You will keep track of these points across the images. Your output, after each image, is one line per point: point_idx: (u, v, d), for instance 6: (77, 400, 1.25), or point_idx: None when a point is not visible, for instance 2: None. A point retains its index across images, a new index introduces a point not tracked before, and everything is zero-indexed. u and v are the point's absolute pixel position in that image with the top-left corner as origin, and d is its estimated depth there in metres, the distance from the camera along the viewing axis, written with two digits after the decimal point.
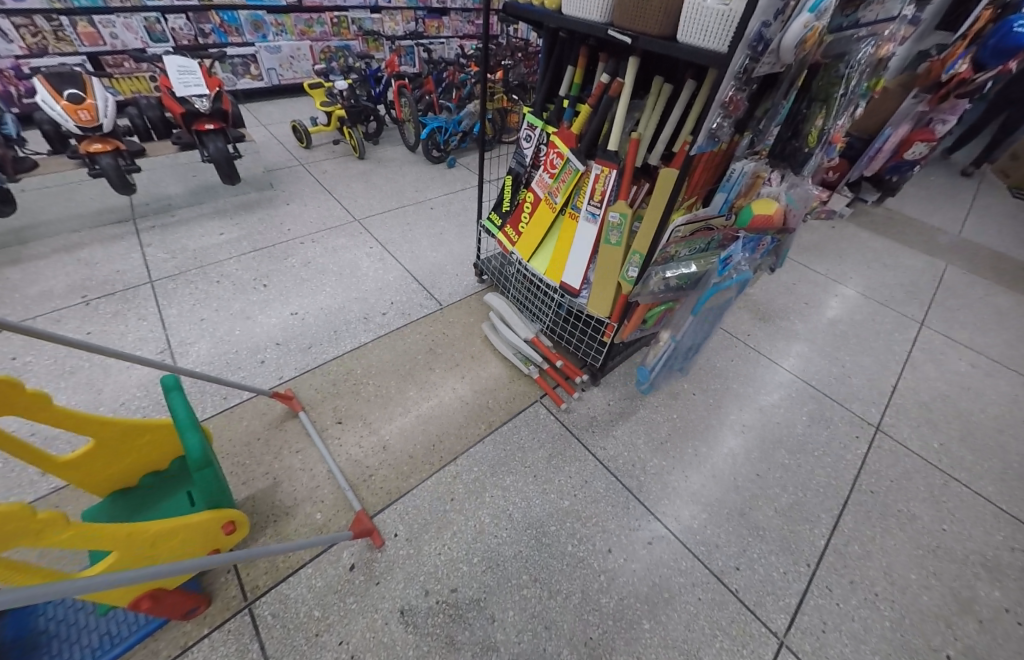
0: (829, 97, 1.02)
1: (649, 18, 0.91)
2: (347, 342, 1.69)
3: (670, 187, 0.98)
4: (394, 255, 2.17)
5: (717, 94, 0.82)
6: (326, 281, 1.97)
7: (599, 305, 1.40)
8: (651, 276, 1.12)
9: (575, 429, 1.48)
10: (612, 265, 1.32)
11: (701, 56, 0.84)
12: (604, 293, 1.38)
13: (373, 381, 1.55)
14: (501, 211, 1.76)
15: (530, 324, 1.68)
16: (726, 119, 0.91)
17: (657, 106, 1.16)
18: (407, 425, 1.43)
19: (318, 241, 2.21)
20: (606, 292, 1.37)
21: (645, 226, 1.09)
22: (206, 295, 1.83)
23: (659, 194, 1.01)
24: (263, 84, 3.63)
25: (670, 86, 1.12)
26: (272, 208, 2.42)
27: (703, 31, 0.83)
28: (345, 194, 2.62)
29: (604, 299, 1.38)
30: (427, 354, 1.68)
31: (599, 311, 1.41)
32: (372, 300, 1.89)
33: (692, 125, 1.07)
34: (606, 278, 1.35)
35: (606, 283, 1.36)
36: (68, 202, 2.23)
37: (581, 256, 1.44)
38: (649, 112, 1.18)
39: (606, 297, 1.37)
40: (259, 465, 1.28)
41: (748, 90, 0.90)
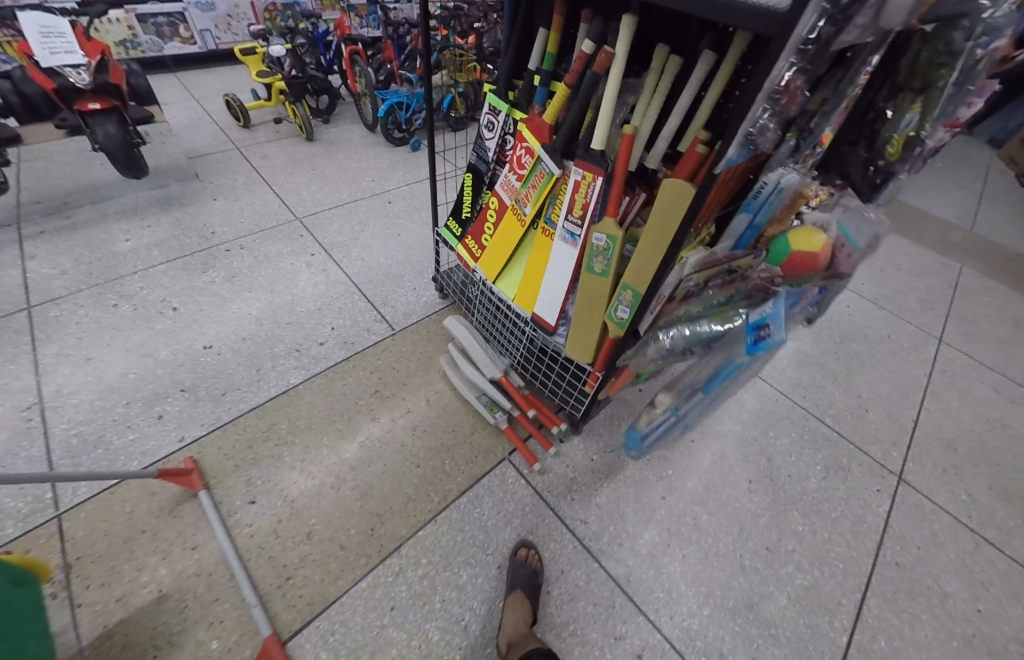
0: (929, 84, 0.71)
1: None
2: (272, 385, 1.37)
3: (676, 203, 0.72)
4: (339, 262, 1.80)
5: (769, 77, 0.51)
6: (253, 301, 1.62)
7: (582, 350, 1.09)
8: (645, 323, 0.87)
9: (550, 497, 1.20)
10: (598, 302, 1.01)
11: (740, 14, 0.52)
12: (587, 335, 1.07)
13: (302, 441, 1.25)
14: (461, 218, 1.39)
15: (497, 359, 1.36)
16: (774, 116, 0.60)
17: (661, 88, 0.82)
18: (338, 502, 1.15)
19: (248, 247, 1.83)
20: (589, 334, 1.06)
21: (643, 257, 0.83)
22: (97, 325, 1.49)
23: (669, 218, 0.74)
24: (197, 49, 3.11)
25: (679, 58, 0.79)
26: (195, 205, 2.02)
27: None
28: (287, 183, 2.22)
29: (587, 344, 1.07)
30: (369, 398, 1.37)
31: (580, 355, 1.11)
32: (307, 326, 1.55)
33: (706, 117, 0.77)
34: (593, 319, 1.04)
35: (589, 323, 1.05)
36: None
37: (560, 287, 1.11)
38: (647, 98, 0.84)
39: (590, 341, 1.07)
40: (141, 572, 1.01)
41: (812, 70, 0.59)
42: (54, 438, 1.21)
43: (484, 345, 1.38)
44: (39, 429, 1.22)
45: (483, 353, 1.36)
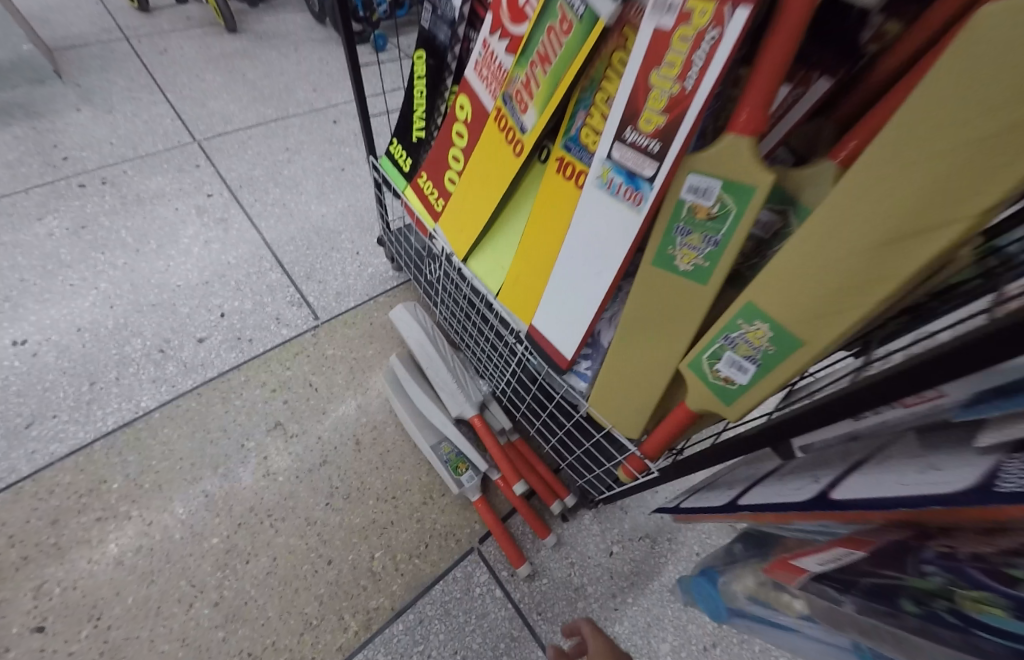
0: None
1: None
2: (107, 414, 0.87)
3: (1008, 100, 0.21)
4: (247, 208, 1.22)
5: None
6: (105, 268, 1.07)
7: (621, 416, 0.56)
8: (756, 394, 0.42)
9: (542, 625, 0.73)
10: (673, 334, 0.47)
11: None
12: (634, 391, 0.53)
13: (142, 515, 0.77)
14: (409, 141, 0.76)
15: (467, 387, 0.83)
16: None
17: None
18: (182, 633, 0.69)
19: (115, 181, 1.25)
20: (642, 391, 0.52)
21: (801, 263, 0.34)
22: None
23: (979, 160, 0.23)
24: None
25: None
26: (48, 117, 1.40)
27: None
28: (190, 90, 1.57)
29: (634, 407, 0.54)
30: (263, 438, 0.86)
31: (614, 422, 0.57)
32: (181, 311, 1.01)
33: None
34: (653, 365, 0.50)
35: (644, 370, 0.51)
36: None
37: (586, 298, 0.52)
38: None
39: (643, 405, 0.53)
40: None
41: None
42: None
43: (450, 360, 0.85)
44: None
45: (446, 375, 0.83)
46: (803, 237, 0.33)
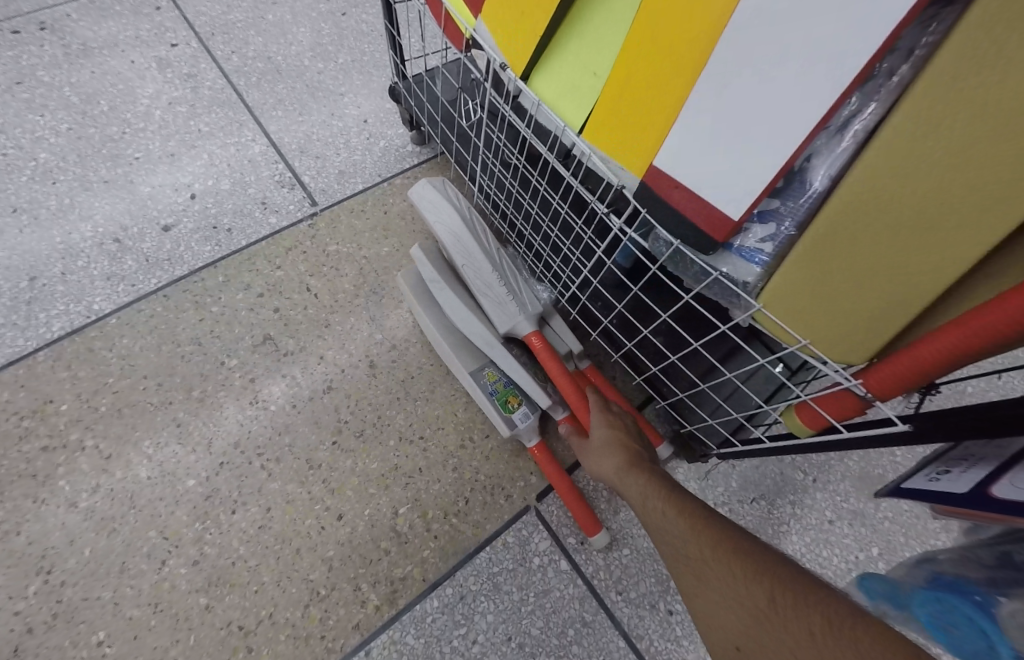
0: None
1: None
2: (52, 318, 0.66)
3: None
4: (220, 62, 0.92)
5: None
6: (45, 135, 0.82)
7: (838, 321, 0.32)
8: None
9: (623, 610, 0.55)
10: None
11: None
12: (891, 271, 0.28)
13: (98, 447, 0.59)
14: None
15: (522, 295, 0.58)
16: None
17: None
18: (154, 596, 0.53)
19: (53, 26, 0.96)
20: (909, 269, 0.27)
21: None
22: None
23: None
24: None
25: None
26: None
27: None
28: None
29: (878, 301, 0.29)
30: (250, 356, 0.65)
31: (816, 330, 0.33)
32: (141, 191, 0.77)
33: None
34: (970, 214, 0.23)
35: (933, 227, 0.25)
36: None
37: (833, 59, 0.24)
38: None
39: (903, 296, 0.28)
40: None
41: None
42: None
43: (497, 257, 0.59)
44: None
45: (492, 278, 0.58)
46: None
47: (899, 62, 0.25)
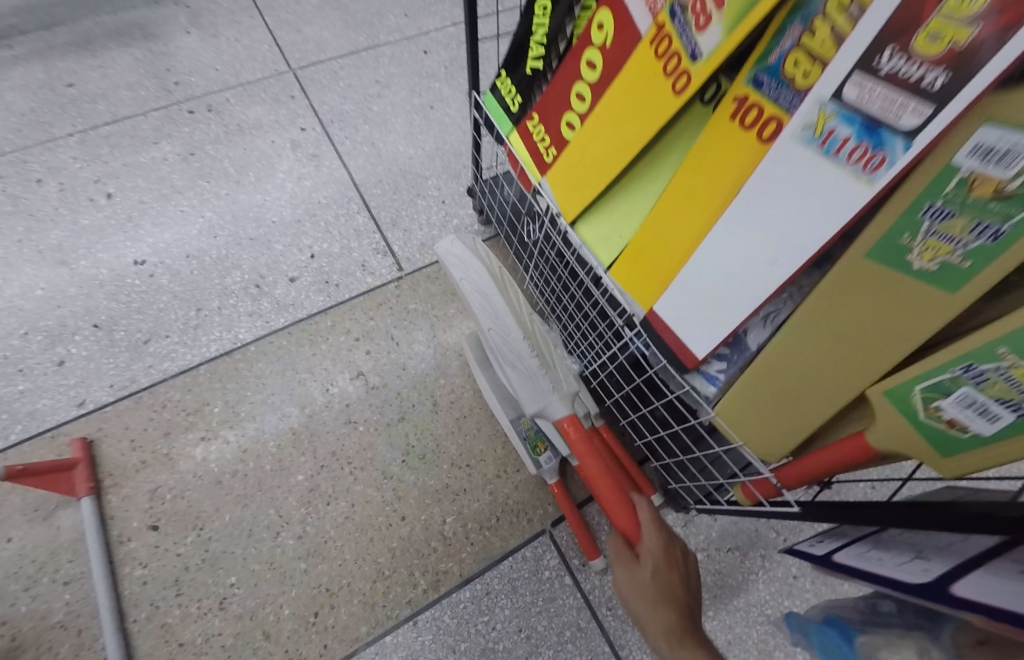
0: None
1: None
2: (210, 341, 0.91)
3: None
4: (337, 145, 1.18)
5: None
6: (210, 197, 1.10)
7: (759, 431, 0.48)
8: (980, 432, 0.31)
9: (612, 621, 0.70)
10: (868, 344, 0.36)
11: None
12: (789, 408, 0.44)
13: (237, 441, 0.82)
14: (519, 71, 0.64)
15: (560, 384, 0.69)
16: None
17: None
18: (269, 557, 0.73)
19: (218, 108, 1.27)
20: (800, 403, 0.43)
21: None
22: (17, 208, 1.11)
23: None
24: None
25: None
26: (162, 39, 1.44)
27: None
28: (287, 14, 1.51)
29: (780, 421, 0.46)
30: (345, 385, 0.87)
31: (748, 436, 0.49)
32: (276, 248, 1.02)
33: None
34: (822, 377, 0.40)
35: (808, 380, 0.41)
36: None
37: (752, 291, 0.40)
38: None
39: (800, 424, 0.44)
40: None
41: None
42: None
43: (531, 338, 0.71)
44: None
45: (527, 364, 0.70)
46: None
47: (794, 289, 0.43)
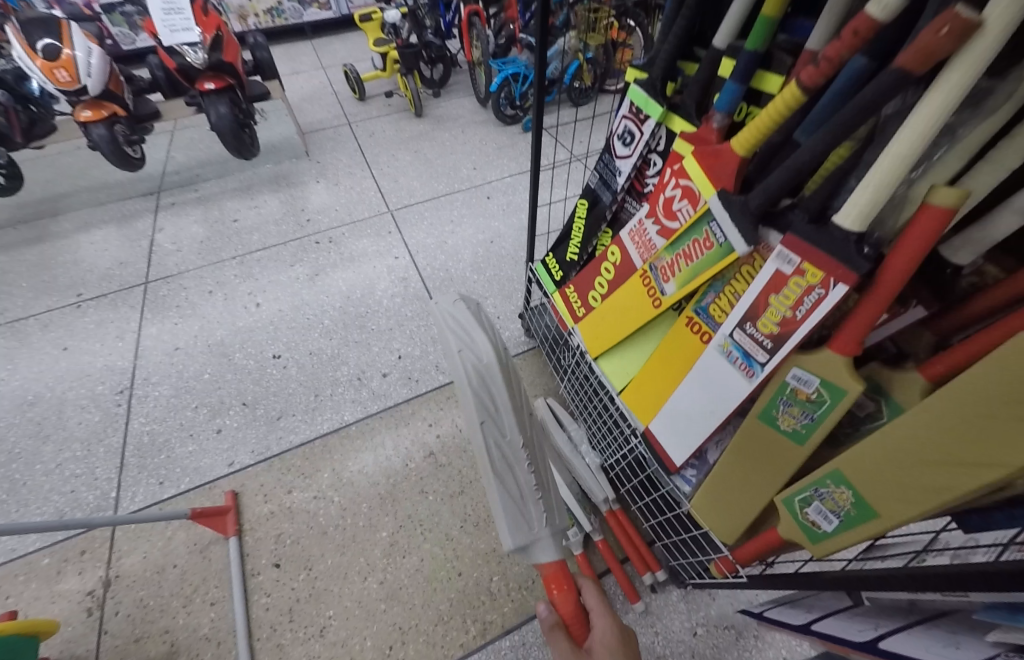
0: None
1: None
2: (324, 420, 1.24)
3: (978, 415, 0.38)
4: (421, 271, 1.58)
5: None
6: (328, 309, 1.50)
7: (717, 524, 0.68)
8: (829, 530, 0.52)
9: None
10: (768, 470, 0.59)
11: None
12: (733, 510, 0.65)
13: (340, 501, 1.09)
14: (563, 256, 0.97)
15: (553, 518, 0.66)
16: None
17: (970, 139, 0.37)
18: (358, 597, 0.96)
19: (336, 241, 1.73)
20: (738, 506, 0.64)
21: (869, 461, 0.47)
22: (195, 311, 1.54)
23: (972, 447, 0.38)
24: (332, 15, 3.18)
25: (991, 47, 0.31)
26: (299, 187, 1.99)
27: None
28: (388, 169, 2.04)
29: (728, 517, 0.66)
30: (420, 462, 1.14)
31: (711, 527, 0.70)
32: (374, 349, 1.38)
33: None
34: (748, 490, 0.62)
35: (741, 491, 0.63)
36: (111, 175, 2.13)
37: (700, 429, 0.65)
38: (957, 151, 0.38)
39: (739, 520, 0.65)
40: (162, 615, 0.98)
41: None
42: (131, 430, 1.27)
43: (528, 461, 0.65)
44: (121, 417, 1.30)
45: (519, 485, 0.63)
46: (871, 449, 0.46)
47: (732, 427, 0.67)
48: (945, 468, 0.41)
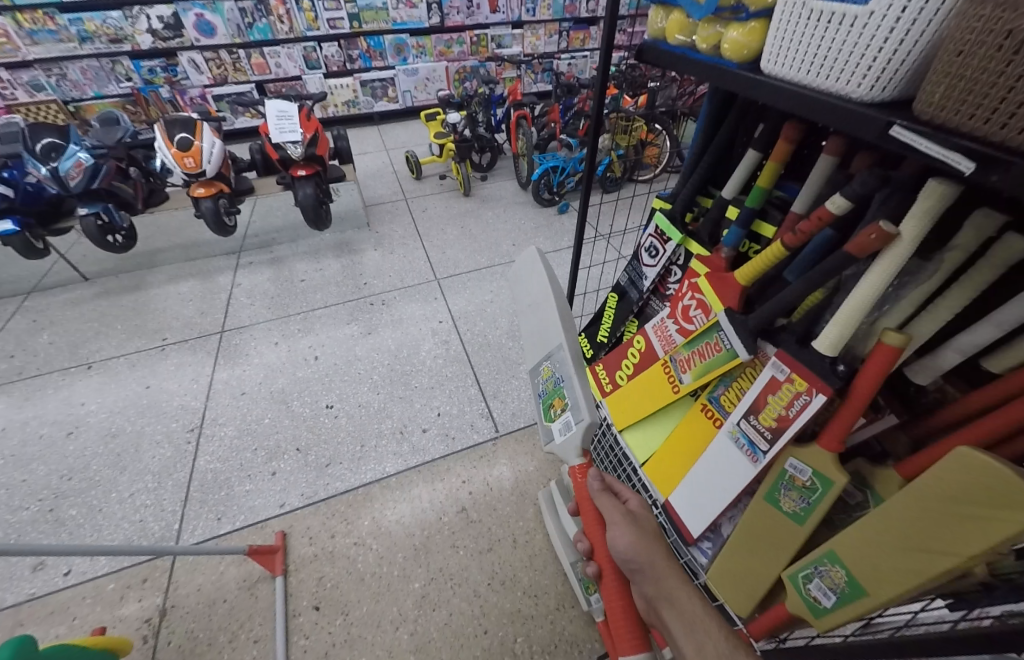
0: None
1: (975, 102, 0.34)
2: (368, 470, 1.36)
3: (935, 512, 0.48)
4: (462, 335, 1.76)
5: None
6: (378, 365, 1.67)
7: (730, 595, 0.75)
8: (828, 606, 0.59)
9: None
10: (775, 547, 0.67)
11: (958, 34, 0.33)
12: (745, 583, 0.72)
13: (378, 549, 1.18)
14: (594, 337, 1.12)
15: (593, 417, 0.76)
16: None
17: (917, 294, 0.52)
18: (388, 646, 1.02)
19: (388, 303, 1.94)
20: (749, 580, 0.71)
21: (857, 544, 0.55)
22: (261, 360, 1.74)
23: (934, 538, 0.48)
24: (398, 107, 3.72)
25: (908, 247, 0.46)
26: (359, 253, 2.26)
27: (826, 64, 0.44)
28: (437, 241, 2.31)
29: (740, 590, 0.73)
30: (453, 516, 1.23)
31: (725, 598, 0.76)
32: (416, 405, 1.52)
33: (959, 305, 0.49)
34: (758, 564, 0.70)
35: (752, 565, 0.70)
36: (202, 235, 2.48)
37: (713, 505, 0.74)
38: (906, 302, 0.53)
39: (751, 593, 0.72)
40: (208, 647, 1.06)
41: None
42: (197, 467, 1.42)
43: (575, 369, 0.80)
44: (190, 454, 1.46)
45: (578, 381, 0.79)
46: (859, 534, 0.55)
47: (742, 505, 0.76)
48: (915, 554, 0.50)
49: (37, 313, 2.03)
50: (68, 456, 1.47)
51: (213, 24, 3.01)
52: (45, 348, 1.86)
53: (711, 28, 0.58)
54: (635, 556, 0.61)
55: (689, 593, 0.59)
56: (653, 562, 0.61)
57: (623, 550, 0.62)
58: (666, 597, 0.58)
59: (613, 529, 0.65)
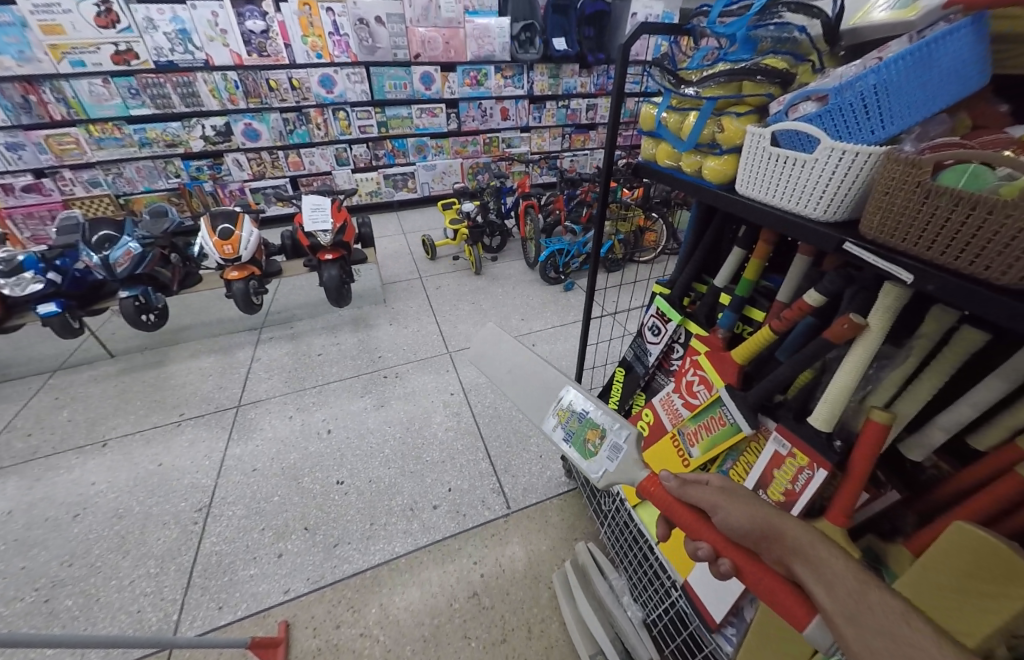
0: None
1: (906, 226, 0.46)
2: (377, 551, 1.32)
3: (936, 594, 0.49)
4: (473, 408, 1.80)
5: None
6: (390, 438, 1.70)
7: None
8: None
9: None
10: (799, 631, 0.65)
11: (886, 183, 0.46)
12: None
13: (382, 644, 1.11)
14: None
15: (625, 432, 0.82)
16: None
17: (893, 378, 0.58)
18: None
19: (402, 376, 2.01)
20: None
21: None
22: (275, 434, 1.78)
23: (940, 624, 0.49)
24: (416, 195, 4.11)
25: (879, 334, 0.54)
26: (375, 328, 2.38)
27: (789, 191, 0.58)
28: (449, 316, 2.44)
29: None
30: (463, 603, 1.18)
31: None
32: (427, 481, 1.52)
33: (932, 388, 0.55)
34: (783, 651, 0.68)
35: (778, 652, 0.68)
36: (227, 313, 2.63)
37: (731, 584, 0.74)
38: (885, 384, 0.59)
39: None
40: None
41: None
42: (202, 550, 1.38)
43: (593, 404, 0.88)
44: (195, 536, 1.43)
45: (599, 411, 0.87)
46: None
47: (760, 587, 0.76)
48: None
49: (60, 390, 2.10)
50: (70, 540, 1.44)
51: (259, 131, 3.45)
52: (64, 425, 1.90)
53: (694, 157, 0.73)
54: (749, 524, 0.49)
55: (827, 541, 0.44)
56: (773, 521, 0.47)
57: (736, 524, 0.51)
58: (800, 558, 0.44)
59: (717, 508, 0.53)
